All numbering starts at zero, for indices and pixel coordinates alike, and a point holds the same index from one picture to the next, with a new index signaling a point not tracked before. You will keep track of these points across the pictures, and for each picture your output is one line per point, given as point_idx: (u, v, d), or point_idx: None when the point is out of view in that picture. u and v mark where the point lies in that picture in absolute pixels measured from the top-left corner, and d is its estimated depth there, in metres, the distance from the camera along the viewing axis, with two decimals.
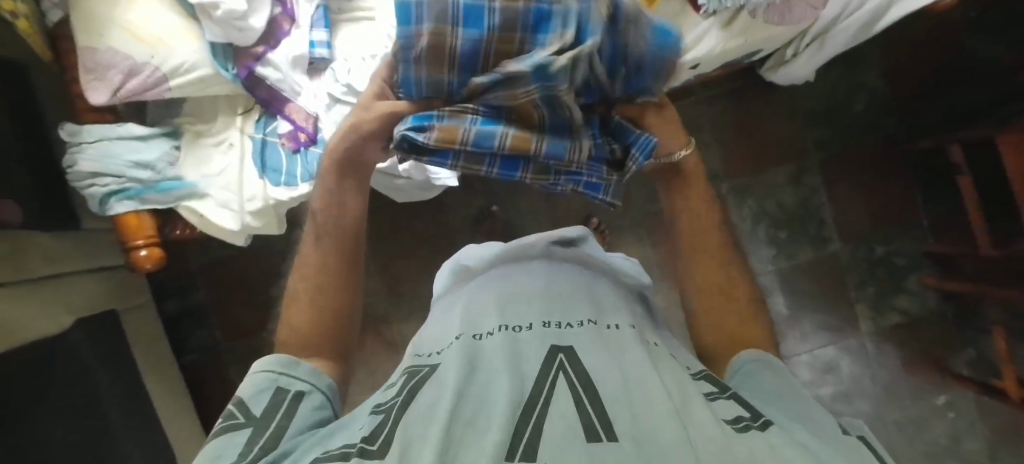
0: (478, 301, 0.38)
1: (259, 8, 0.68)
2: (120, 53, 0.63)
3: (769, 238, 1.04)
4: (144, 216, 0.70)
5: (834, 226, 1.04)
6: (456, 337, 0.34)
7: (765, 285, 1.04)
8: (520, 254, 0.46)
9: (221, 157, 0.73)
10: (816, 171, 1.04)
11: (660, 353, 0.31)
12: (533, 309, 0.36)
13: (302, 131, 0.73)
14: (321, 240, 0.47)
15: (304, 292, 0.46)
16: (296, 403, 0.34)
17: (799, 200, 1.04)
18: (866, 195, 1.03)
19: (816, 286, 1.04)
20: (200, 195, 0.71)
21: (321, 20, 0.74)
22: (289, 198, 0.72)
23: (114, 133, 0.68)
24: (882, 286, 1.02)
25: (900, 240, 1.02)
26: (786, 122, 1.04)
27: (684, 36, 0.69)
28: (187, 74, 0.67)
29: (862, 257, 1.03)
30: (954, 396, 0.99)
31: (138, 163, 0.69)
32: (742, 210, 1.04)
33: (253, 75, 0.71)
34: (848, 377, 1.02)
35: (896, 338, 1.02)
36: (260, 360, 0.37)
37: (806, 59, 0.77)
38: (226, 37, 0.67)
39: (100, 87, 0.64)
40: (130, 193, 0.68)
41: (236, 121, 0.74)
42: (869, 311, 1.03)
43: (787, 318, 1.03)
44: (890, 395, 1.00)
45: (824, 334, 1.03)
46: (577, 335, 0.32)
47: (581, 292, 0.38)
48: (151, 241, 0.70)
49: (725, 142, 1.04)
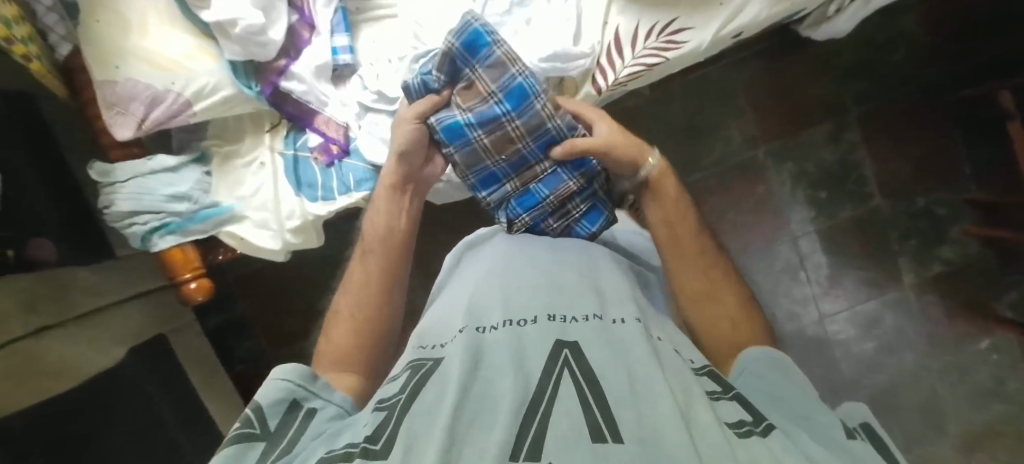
0: (481, 293, 0.38)
1: (276, 20, 0.69)
2: (140, 82, 0.66)
3: (807, 198, 0.99)
4: (187, 249, 0.73)
5: (874, 181, 0.98)
6: (459, 331, 0.34)
7: (803, 247, 0.99)
8: (522, 245, 0.45)
9: (253, 177, 0.76)
10: (854, 126, 0.98)
11: (665, 349, 0.31)
12: (535, 302, 0.35)
13: (334, 143, 0.76)
14: (367, 257, 0.53)
15: (348, 309, 0.50)
16: (307, 420, 0.35)
17: (838, 156, 0.97)
18: (905, 144, 0.97)
19: (857, 244, 0.99)
20: (239, 218, 0.75)
21: (340, 24, 0.77)
22: (326, 213, 0.76)
23: (146, 168, 0.71)
24: (925, 237, 0.97)
25: (942, 189, 0.97)
26: (823, 78, 0.97)
27: (726, 5, 0.67)
28: (211, 95, 0.69)
29: (904, 210, 0.98)
30: (998, 340, 0.95)
31: (174, 196, 0.72)
32: (778, 174, 0.99)
33: (278, 90, 0.73)
34: (891, 330, 0.98)
35: (940, 289, 0.97)
36: (282, 367, 0.37)
37: (852, 13, 0.72)
38: (246, 53, 0.68)
39: (124, 122, 0.67)
40: (171, 227, 0.71)
41: (264, 139, 0.77)
42: (913, 264, 0.98)
43: (826, 278, 0.99)
44: (934, 346, 0.97)
45: (865, 290, 0.98)
46: (581, 329, 0.31)
47: (586, 284, 0.37)
48: (198, 273, 0.74)
49: (756, 104, 0.99)
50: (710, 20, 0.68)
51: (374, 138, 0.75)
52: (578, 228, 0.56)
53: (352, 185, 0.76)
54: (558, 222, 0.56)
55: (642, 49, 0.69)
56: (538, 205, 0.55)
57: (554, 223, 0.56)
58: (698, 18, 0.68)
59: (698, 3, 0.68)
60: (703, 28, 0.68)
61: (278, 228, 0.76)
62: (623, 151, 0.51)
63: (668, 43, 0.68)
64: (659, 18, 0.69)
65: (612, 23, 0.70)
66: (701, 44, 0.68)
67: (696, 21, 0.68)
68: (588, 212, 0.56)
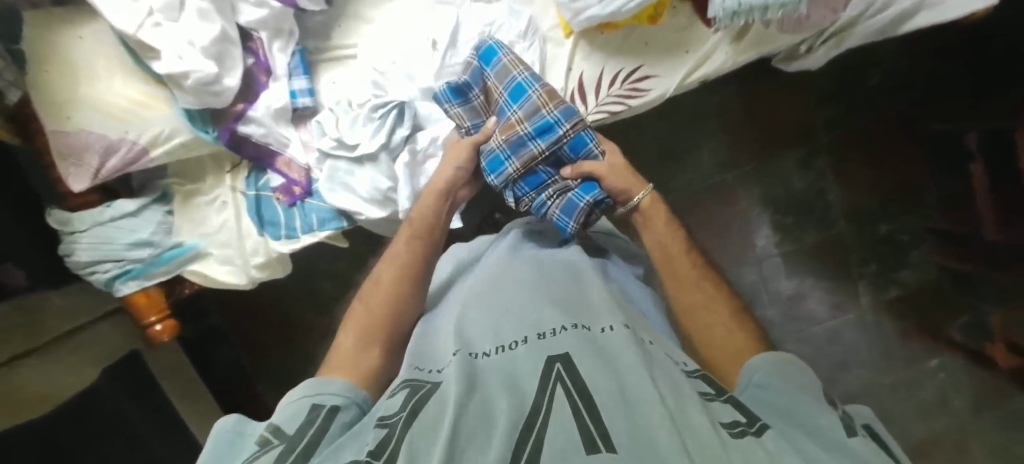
0: (474, 315, 0.39)
1: (233, 66, 0.71)
2: (94, 133, 0.66)
3: (772, 221, 1.07)
4: (151, 291, 0.78)
5: (840, 209, 1.06)
6: (454, 352, 0.34)
7: (766, 268, 1.07)
8: (511, 262, 0.46)
9: (217, 215, 0.79)
10: (823, 152, 1.05)
11: (655, 354, 0.32)
12: (527, 321, 0.35)
13: (296, 185, 0.79)
14: (414, 240, 0.60)
15: (387, 279, 0.56)
16: (330, 418, 0.39)
17: (806, 183, 1.06)
18: (875, 171, 1.05)
19: (821, 264, 1.07)
20: (203, 255, 0.80)
21: (299, 67, 0.79)
22: (289, 250, 0.80)
23: (105, 217, 0.73)
24: (883, 263, 1.06)
25: (907, 216, 1.05)
26: (798, 102, 1.05)
27: (693, 52, 0.72)
28: (168, 140, 0.71)
29: (868, 236, 1.06)
30: (946, 360, 1.03)
31: (135, 243, 0.75)
32: (749, 197, 1.07)
33: (236, 135, 0.75)
34: (846, 347, 1.06)
35: (894, 310, 1.05)
36: (294, 389, 0.41)
37: (821, 55, 0.73)
38: (200, 102, 0.69)
39: (80, 173, 0.68)
40: (134, 273, 0.75)
41: (226, 179, 0.80)
42: (870, 288, 1.06)
43: (790, 290, 1.07)
44: (885, 364, 1.04)
45: (825, 306, 1.07)
46: (571, 342, 0.32)
47: (574, 299, 0.38)
48: (163, 316, 0.77)
49: (730, 129, 1.06)
50: (676, 66, 0.72)
51: (335, 184, 0.77)
52: (574, 196, 0.63)
53: (315, 224, 0.79)
54: (558, 192, 0.65)
55: (605, 97, 0.74)
56: (543, 183, 0.66)
57: (555, 191, 0.65)
58: (662, 67, 0.73)
59: (662, 52, 0.73)
60: (669, 74, 0.72)
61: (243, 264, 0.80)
62: (620, 181, 0.64)
63: (631, 91, 0.73)
64: (622, 66, 0.74)
65: (577, 70, 0.75)
66: (665, 91, 0.72)
67: (664, 66, 0.73)
68: (584, 183, 0.65)
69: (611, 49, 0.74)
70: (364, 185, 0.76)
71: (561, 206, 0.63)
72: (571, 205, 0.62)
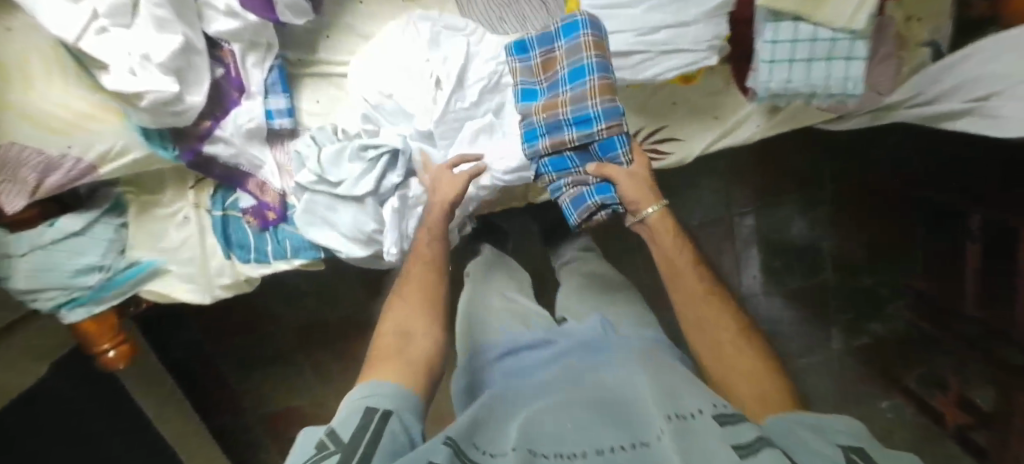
0: (534, 418, 0.47)
1: (198, 81, 0.61)
2: (28, 149, 0.57)
3: (764, 265, 1.14)
4: (101, 318, 0.72)
5: (830, 256, 1.13)
6: (514, 447, 0.42)
7: (750, 305, 1.15)
8: (564, 380, 0.54)
9: (176, 231, 0.74)
10: (825, 203, 1.10)
11: (695, 441, 0.39)
12: (584, 436, 0.43)
13: (269, 210, 0.73)
14: (433, 239, 0.64)
15: (419, 271, 0.61)
16: (382, 422, 0.43)
17: (808, 230, 1.12)
18: (871, 223, 1.10)
19: (801, 308, 1.15)
20: (161, 272, 0.75)
21: (278, 84, 0.70)
22: (259, 274, 0.76)
23: (46, 239, 0.64)
24: (860, 311, 1.13)
25: (893, 271, 1.10)
26: (807, 153, 1.08)
27: (723, 118, 0.70)
28: (119, 156, 0.62)
29: (850, 285, 1.13)
30: (897, 403, 1.11)
31: (83, 268, 0.68)
32: (746, 235, 1.12)
33: (200, 155, 0.67)
34: (808, 384, 1.14)
35: (859, 356, 1.14)
36: (355, 391, 0.47)
37: (855, 122, 0.78)
38: (156, 122, 0.60)
39: (13, 190, 0.59)
40: (82, 300, 0.69)
41: (188, 195, 0.74)
42: (843, 333, 1.15)
43: (767, 330, 1.15)
44: (845, 405, 1.13)
45: (800, 343, 1.15)
46: (622, 457, 0.40)
47: (622, 415, 0.46)
48: (116, 341, 0.75)
49: (735, 170, 1.09)
50: (703, 131, 0.71)
51: (313, 217, 0.70)
52: (588, 193, 0.63)
53: (289, 251, 0.74)
54: (576, 183, 0.64)
55: None
56: (566, 169, 0.64)
57: (574, 181, 0.64)
58: (685, 130, 0.71)
59: (690, 115, 0.71)
60: (693, 137, 0.71)
61: (207, 283, 0.77)
62: (634, 191, 0.61)
63: (653, 152, 0.72)
64: (645, 124, 0.71)
65: None
66: (687, 156, 0.72)
67: (688, 129, 0.71)
68: (600, 183, 0.63)
69: (637, 104, 0.70)
70: (345, 222, 0.69)
71: (573, 197, 0.64)
72: (582, 200, 0.64)
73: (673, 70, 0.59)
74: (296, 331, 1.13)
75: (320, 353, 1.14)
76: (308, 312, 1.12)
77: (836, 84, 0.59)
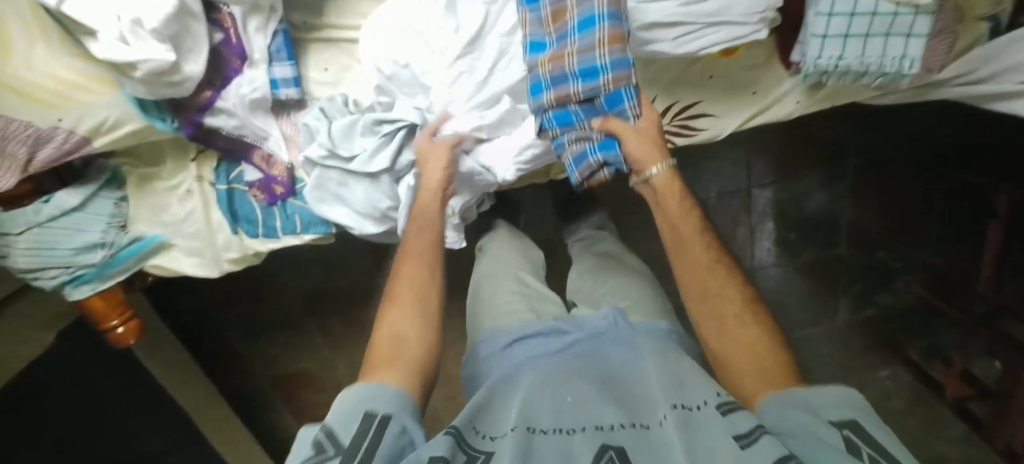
0: (535, 394, 0.45)
1: (197, 48, 0.56)
2: (16, 121, 0.53)
3: (777, 237, 1.11)
4: (107, 293, 0.71)
5: (846, 230, 1.10)
6: (513, 427, 0.40)
7: (760, 277, 1.13)
8: (569, 361, 0.52)
9: (178, 204, 0.70)
10: (847, 175, 1.06)
11: (697, 425, 0.38)
12: (584, 415, 0.42)
13: (277, 184, 0.68)
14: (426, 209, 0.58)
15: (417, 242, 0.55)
16: (381, 431, 0.38)
17: (826, 203, 1.08)
18: (892, 198, 1.07)
19: (812, 282, 1.13)
20: (165, 247, 0.73)
21: (283, 50, 0.64)
22: (267, 249, 0.73)
23: (42, 216, 0.61)
24: (869, 284, 1.11)
25: (905, 248, 1.08)
26: (833, 123, 1.03)
27: (761, 94, 0.66)
28: (114, 129, 0.58)
29: (861, 261, 1.11)
30: (896, 373, 1.12)
31: (85, 246, 0.65)
32: (762, 207, 1.09)
33: (202, 127, 0.62)
34: (812, 355, 1.15)
35: (865, 327, 1.13)
36: (349, 390, 0.42)
37: (895, 98, 0.73)
38: (151, 92, 0.55)
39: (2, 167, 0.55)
40: (86, 278, 0.67)
41: (189, 167, 0.69)
42: (850, 305, 1.13)
43: (776, 302, 1.14)
44: (846, 376, 1.13)
45: (809, 315, 1.14)
46: (622, 437, 0.39)
47: (626, 398, 0.44)
48: (124, 318, 0.73)
49: (756, 141, 1.04)
50: (736, 109, 0.68)
51: (325, 193, 0.66)
52: (590, 150, 0.56)
53: (299, 227, 0.71)
54: (579, 139, 0.56)
55: None
56: (570, 124, 0.56)
57: (577, 137, 0.56)
58: (718, 106, 0.68)
59: (726, 89, 0.67)
60: (726, 115, 0.69)
61: (213, 257, 0.74)
62: (638, 147, 0.54)
63: (682, 128, 0.69)
64: (677, 99, 0.67)
65: None
66: (720, 132, 0.70)
67: (722, 106, 0.68)
68: (603, 139, 0.56)
69: (670, 78, 0.65)
70: (360, 199, 0.66)
71: (575, 156, 0.56)
72: (583, 159, 0.56)
73: (719, 43, 0.55)
74: (302, 299, 1.12)
75: (325, 321, 1.13)
76: (315, 281, 1.10)
77: (890, 63, 0.54)
